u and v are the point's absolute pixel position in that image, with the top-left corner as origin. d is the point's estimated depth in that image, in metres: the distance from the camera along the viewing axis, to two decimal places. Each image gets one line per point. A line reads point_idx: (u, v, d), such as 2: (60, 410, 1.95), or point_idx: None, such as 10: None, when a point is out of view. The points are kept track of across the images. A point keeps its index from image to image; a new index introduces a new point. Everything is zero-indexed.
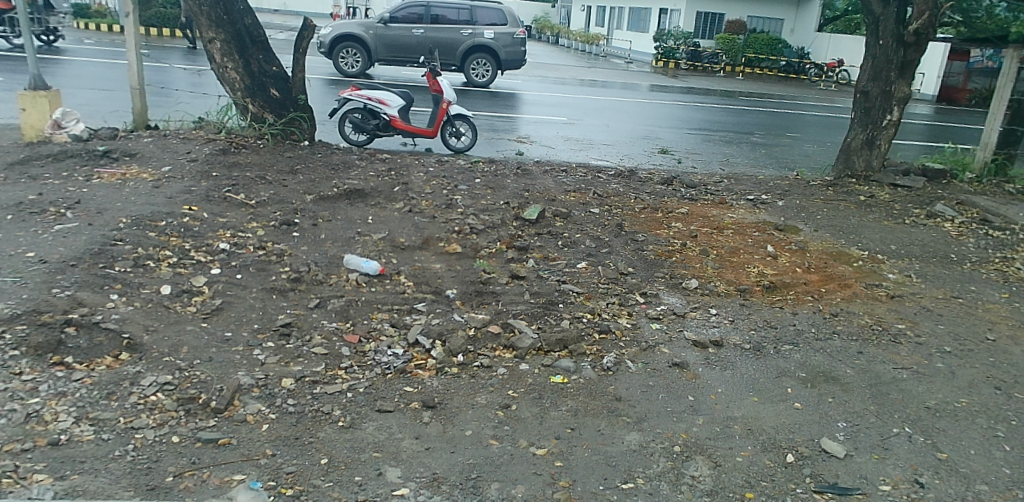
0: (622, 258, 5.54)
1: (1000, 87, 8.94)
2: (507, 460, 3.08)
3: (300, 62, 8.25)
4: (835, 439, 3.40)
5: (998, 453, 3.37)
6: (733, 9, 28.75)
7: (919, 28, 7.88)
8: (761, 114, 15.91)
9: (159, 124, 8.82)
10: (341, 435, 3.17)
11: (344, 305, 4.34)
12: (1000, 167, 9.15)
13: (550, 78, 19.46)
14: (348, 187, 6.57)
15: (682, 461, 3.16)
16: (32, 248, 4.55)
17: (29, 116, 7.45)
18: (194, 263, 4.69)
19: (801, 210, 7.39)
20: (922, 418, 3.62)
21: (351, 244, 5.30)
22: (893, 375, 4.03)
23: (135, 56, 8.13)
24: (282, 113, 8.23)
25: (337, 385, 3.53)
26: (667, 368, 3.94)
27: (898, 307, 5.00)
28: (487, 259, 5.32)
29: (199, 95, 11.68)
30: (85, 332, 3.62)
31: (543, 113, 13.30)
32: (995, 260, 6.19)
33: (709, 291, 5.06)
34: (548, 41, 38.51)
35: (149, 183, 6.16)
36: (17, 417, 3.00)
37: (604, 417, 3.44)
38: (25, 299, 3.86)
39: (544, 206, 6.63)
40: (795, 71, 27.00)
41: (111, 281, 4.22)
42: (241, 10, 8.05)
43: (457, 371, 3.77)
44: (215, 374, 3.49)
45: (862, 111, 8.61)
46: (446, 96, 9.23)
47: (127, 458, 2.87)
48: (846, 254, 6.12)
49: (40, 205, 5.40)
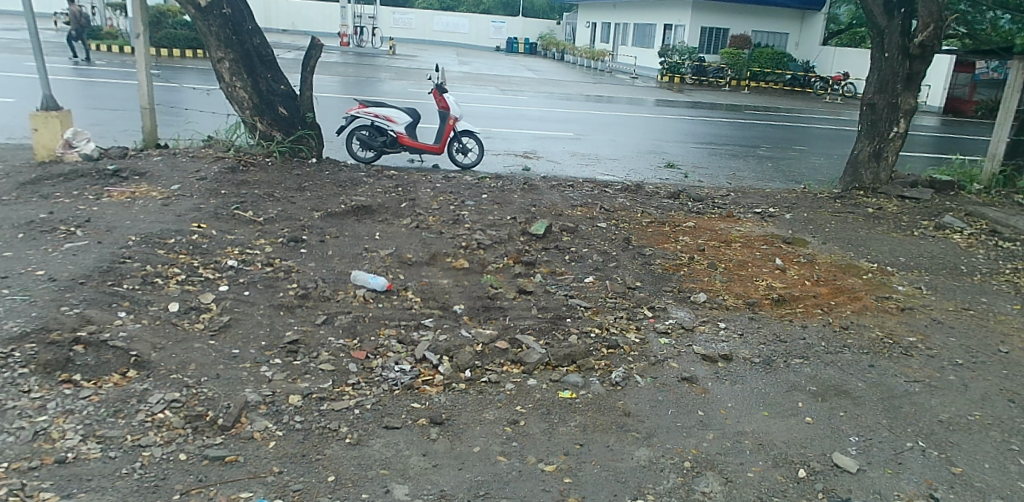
0: (630, 273, 5.52)
1: (1007, 98, 8.92)
2: (516, 477, 3.05)
3: (308, 81, 8.32)
4: (847, 453, 3.36)
5: (1014, 466, 3.33)
6: (736, 23, 28.89)
7: (924, 41, 7.89)
8: (767, 127, 15.91)
9: (169, 143, 8.89)
10: (349, 451, 3.15)
11: (352, 321, 4.34)
12: (1009, 179, 9.07)
13: (555, 94, 19.58)
14: (356, 204, 6.61)
15: (693, 476, 3.13)
16: (41, 266, 4.57)
17: (41, 137, 7.53)
18: (202, 281, 4.70)
19: (809, 223, 7.36)
20: (935, 431, 3.58)
21: (359, 260, 5.32)
22: (905, 389, 3.99)
23: (145, 76, 8.20)
24: (290, 131, 8.32)
25: (344, 401, 3.52)
26: (677, 382, 3.91)
27: (909, 319, 4.95)
28: (494, 274, 5.31)
29: (207, 113, 11.79)
30: (93, 350, 3.62)
31: (548, 128, 13.35)
32: (1006, 271, 6.14)
33: (717, 304, 5.04)
34: (553, 57, 38.75)
35: (159, 201, 6.20)
36: (25, 435, 3.00)
37: (613, 433, 3.41)
38: (34, 316, 3.87)
39: (551, 221, 6.62)
40: (801, 85, 27.04)
41: (119, 299, 4.24)
42: (250, 30, 8.11)
43: (465, 387, 3.76)
44: (223, 390, 3.48)
45: (868, 123, 8.60)
46: (451, 112, 9.28)
47: (134, 476, 2.87)
48: (855, 266, 6.09)
49: (51, 224, 5.44)
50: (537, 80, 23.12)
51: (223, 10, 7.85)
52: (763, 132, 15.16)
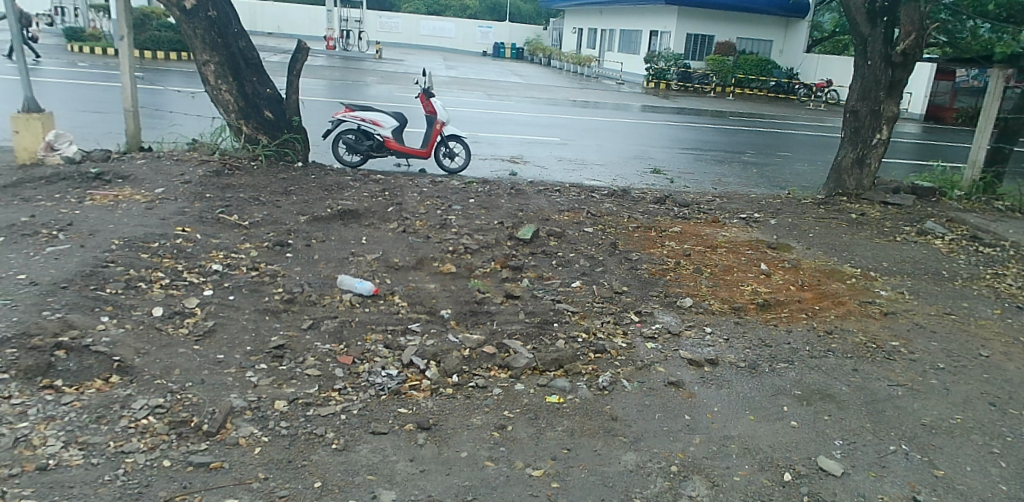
0: (616, 277, 5.55)
1: (988, 105, 8.98)
2: (504, 482, 3.05)
3: (294, 84, 8.28)
4: (832, 457, 3.38)
5: (995, 469, 3.37)
6: (721, 30, 29.17)
7: (907, 49, 8.03)
8: (751, 133, 16.04)
9: (154, 146, 8.80)
10: (335, 457, 3.13)
11: (338, 325, 4.31)
12: (989, 185, 9.17)
13: (541, 98, 19.66)
14: (342, 208, 6.59)
15: (680, 480, 3.14)
16: (23, 270, 4.51)
17: (23, 139, 7.45)
18: (187, 285, 4.67)
19: (793, 228, 7.43)
20: (918, 435, 3.61)
21: (346, 264, 5.29)
22: (888, 393, 4.02)
23: (129, 78, 8.13)
24: (275, 134, 8.28)
25: (331, 407, 3.50)
26: (664, 387, 3.92)
27: (892, 324, 5.00)
28: (482, 279, 5.32)
29: (192, 117, 11.70)
30: (76, 355, 3.58)
31: (536, 133, 13.38)
32: (987, 276, 6.22)
33: (703, 309, 5.06)
34: (540, 63, 38.88)
35: (143, 204, 6.14)
36: (5, 441, 2.96)
37: (600, 438, 3.41)
38: (14, 321, 3.82)
39: (538, 225, 6.63)
40: (785, 92, 27.28)
41: (102, 303, 4.19)
42: (235, 33, 8.06)
43: (452, 391, 3.75)
44: (208, 396, 3.45)
45: (851, 130, 8.69)
46: (438, 117, 9.26)
47: (117, 483, 2.83)
48: (839, 271, 6.14)
49: (33, 227, 5.38)
50: (523, 85, 23.17)
51: (208, 13, 7.79)
52: (748, 138, 15.27)
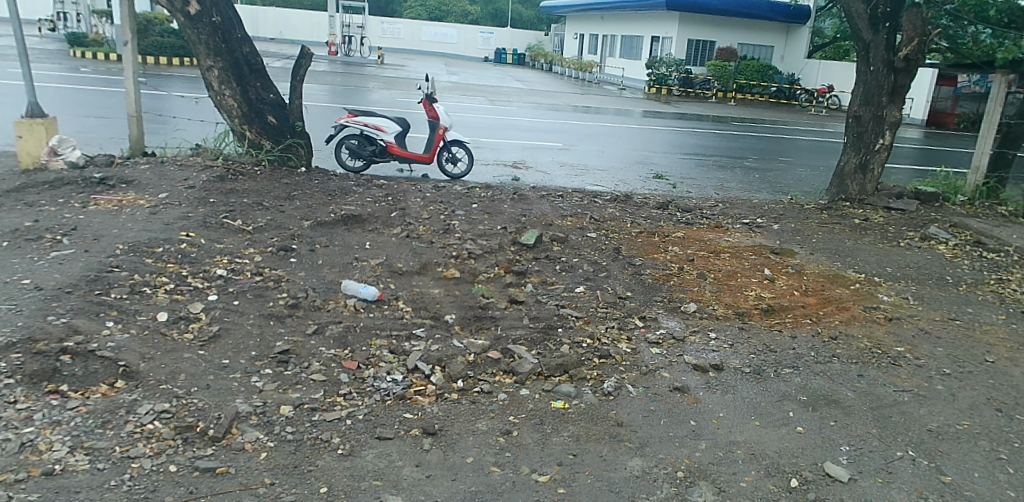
0: (620, 283, 5.54)
1: (991, 110, 8.99)
2: (509, 488, 3.04)
3: (297, 89, 8.30)
4: (838, 463, 3.37)
5: (1003, 475, 3.35)
6: (722, 36, 29.26)
7: (910, 54, 8.06)
8: (754, 138, 16.04)
9: (156, 151, 8.81)
10: (341, 463, 3.12)
11: (343, 331, 4.31)
12: (991, 191, 9.17)
13: (543, 104, 19.67)
14: (346, 213, 6.59)
15: (686, 486, 3.13)
16: (27, 275, 4.52)
17: (26, 144, 7.47)
18: (191, 290, 4.67)
19: (796, 233, 7.42)
20: (925, 441, 3.60)
21: (349, 269, 5.29)
22: (894, 398, 4.02)
23: (132, 83, 8.14)
24: (278, 139, 8.28)
25: (336, 412, 3.50)
26: (669, 392, 3.92)
27: (896, 329, 5.00)
28: (485, 284, 5.31)
29: (195, 122, 11.72)
30: (81, 360, 3.58)
31: (537, 138, 13.38)
32: (990, 282, 6.21)
33: (707, 314, 5.06)
34: (541, 68, 38.93)
35: (147, 209, 6.15)
36: (11, 446, 2.96)
37: (605, 443, 3.41)
38: (20, 326, 3.82)
39: (541, 230, 6.63)
40: (786, 97, 27.32)
41: (107, 308, 4.20)
42: (239, 39, 8.07)
43: (457, 396, 3.75)
44: (214, 401, 3.44)
45: (854, 135, 8.69)
46: (441, 122, 9.27)
47: (123, 488, 2.83)
48: (843, 276, 6.14)
49: (36, 232, 5.38)
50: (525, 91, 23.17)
51: (212, 18, 7.82)
52: (750, 143, 15.25)
